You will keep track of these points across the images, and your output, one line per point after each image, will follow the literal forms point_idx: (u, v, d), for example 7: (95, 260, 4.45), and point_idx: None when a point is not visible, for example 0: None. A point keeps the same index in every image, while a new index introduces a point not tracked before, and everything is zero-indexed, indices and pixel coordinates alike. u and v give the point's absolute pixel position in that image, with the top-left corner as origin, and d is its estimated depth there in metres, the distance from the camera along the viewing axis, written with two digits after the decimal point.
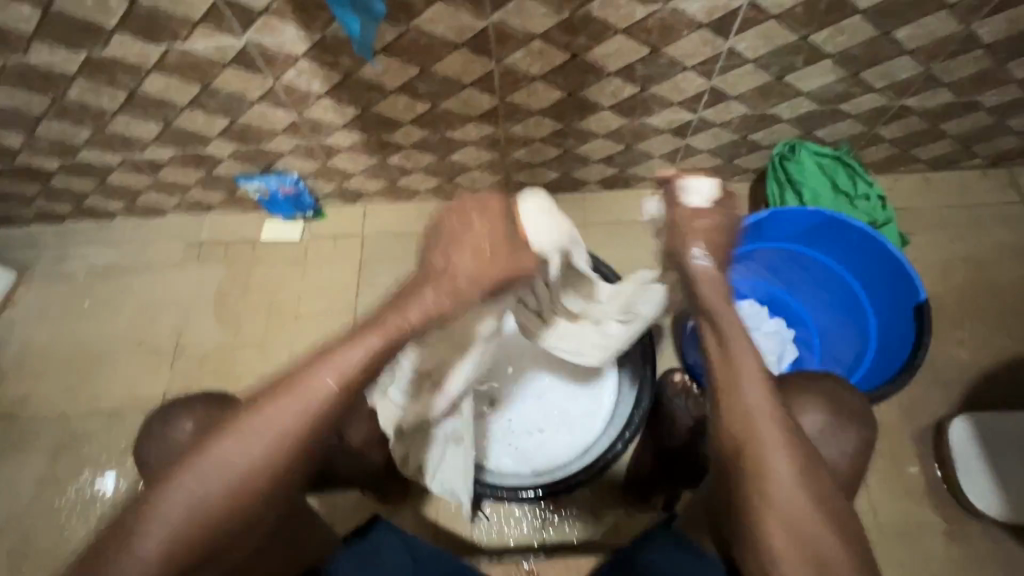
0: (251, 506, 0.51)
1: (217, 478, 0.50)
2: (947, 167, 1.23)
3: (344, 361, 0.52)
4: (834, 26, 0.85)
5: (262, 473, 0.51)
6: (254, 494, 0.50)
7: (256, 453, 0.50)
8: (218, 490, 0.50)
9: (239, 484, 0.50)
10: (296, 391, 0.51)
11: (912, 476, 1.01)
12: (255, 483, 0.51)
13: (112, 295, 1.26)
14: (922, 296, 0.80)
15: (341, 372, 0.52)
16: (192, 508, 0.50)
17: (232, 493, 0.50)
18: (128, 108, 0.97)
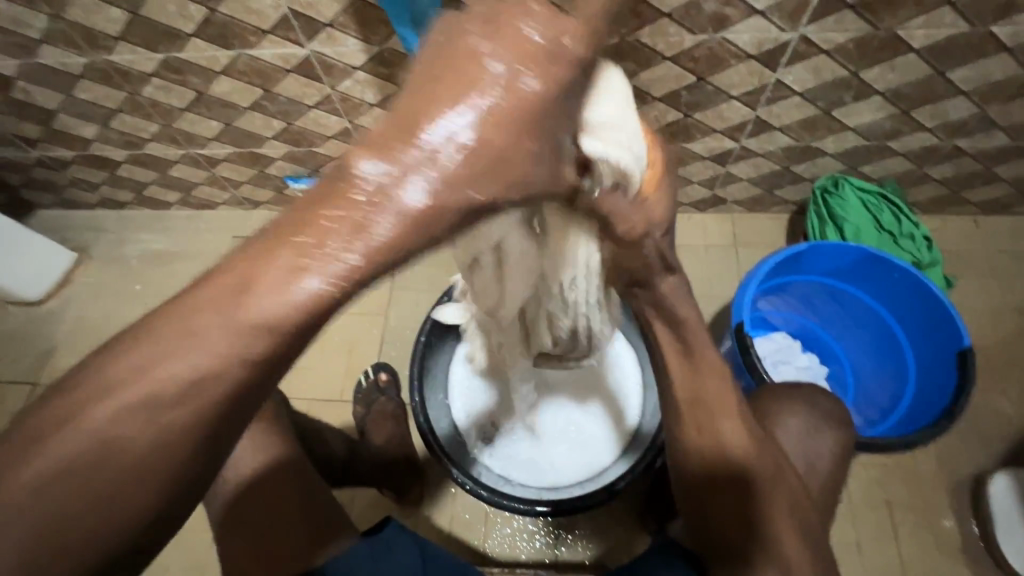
0: (139, 509, 0.33)
1: (90, 472, 0.32)
2: (999, 212, 1.19)
3: (268, 301, 0.32)
4: (886, 63, 0.84)
5: (158, 467, 0.33)
6: (147, 495, 0.33)
7: (154, 431, 0.33)
8: (103, 480, 0.33)
9: (122, 487, 0.33)
10: (197, 340, 0.32)
11: (947, 530, 0.97)
12: (147, 476, 0.33)
13: (162, 280, 1.33)
14: (965, 342, 0.78)
15: (263, 316, 0.32)
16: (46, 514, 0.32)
17: (116, 491, 0.33)
18: (195, 107, 1.03)
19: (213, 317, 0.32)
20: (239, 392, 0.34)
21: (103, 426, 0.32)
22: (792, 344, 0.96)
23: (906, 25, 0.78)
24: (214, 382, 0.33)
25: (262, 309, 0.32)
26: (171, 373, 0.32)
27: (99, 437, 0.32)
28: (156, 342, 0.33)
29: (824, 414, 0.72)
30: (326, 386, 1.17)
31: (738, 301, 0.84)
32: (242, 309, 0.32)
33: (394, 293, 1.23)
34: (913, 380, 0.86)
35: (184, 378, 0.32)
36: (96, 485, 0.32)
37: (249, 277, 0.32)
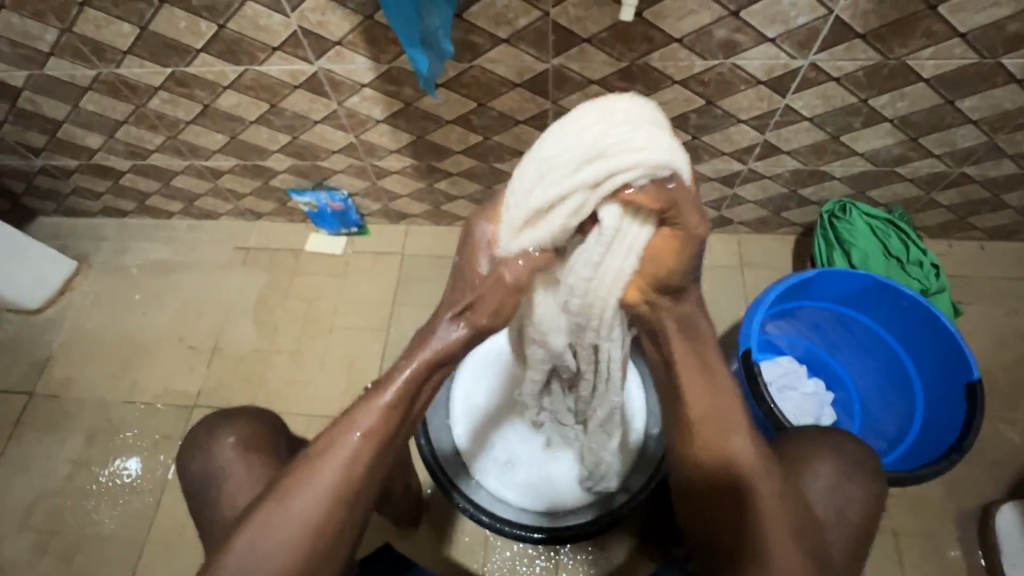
0: (333, 532, 0.52)
1: (293, 523, 0.51)
2: (1005, 238, 1.19)
3: (374, 414, 0.53)
4: (896, 91, 0.84)
5: (313, 528, 0.51)
6: (338, 521, 0.52)
7: (333, 482, 0.52)
8: (305, 522, 0.51)
9: (295, 546, 0.50)
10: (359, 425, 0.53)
11: (953, 560, 0.95)
12: (334, 511, 0.52)
13: (162, 290, 1.32)
14: (974, 374, 0.77)
15: (371, 422, 0.53)
16: (282, 549, 0.50)
17: (316, 524, 0.51)
18: (201, 119, 1.02)
19: (339, 433, 0.53)
20: (362, 471, 0.53)
21: (278, 511, 0.51)
22: (798, 368, 0.95)
23: (916, 55, 0.78)
24: (346, 468, 0.52)
25: (374, 417, 0.53)
26: (319, 469, 0.52)
27: (275, 518, 0.51)
28: (301, 458, 0.53)
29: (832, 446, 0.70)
30: (326, 401, 1.16)
31: (747, 326, 0.83)
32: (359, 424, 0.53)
33: (396, 307, 1.25)
34: (921, 410, 0.85)
35: (327, 470, 0.52)
36: (279, 551, 0.50)
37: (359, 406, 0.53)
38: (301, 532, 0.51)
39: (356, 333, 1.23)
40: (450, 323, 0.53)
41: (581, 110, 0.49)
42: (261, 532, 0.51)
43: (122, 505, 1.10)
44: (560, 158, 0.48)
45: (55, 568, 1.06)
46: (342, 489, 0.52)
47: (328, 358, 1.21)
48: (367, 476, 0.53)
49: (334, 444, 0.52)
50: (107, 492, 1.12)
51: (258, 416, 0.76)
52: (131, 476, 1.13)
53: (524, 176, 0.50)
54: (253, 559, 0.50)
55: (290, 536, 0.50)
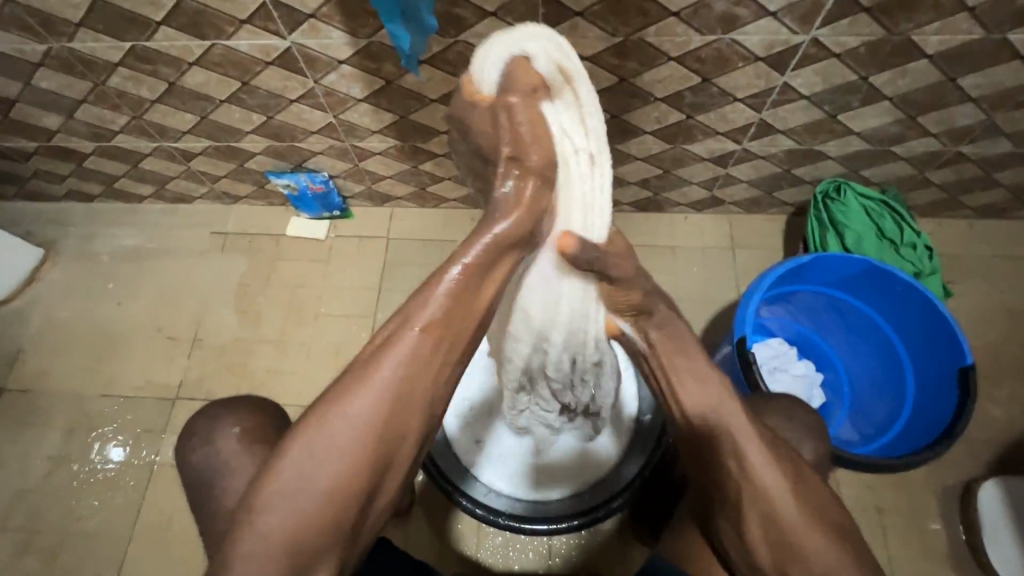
0: (393, 443, 0.46)
1: (346, 435, 0.44)
2: (995, 216, 1.19)
3: (434, 304, 0.46)
4: (898, 68, 0.81)
5: (379, 433, 0.45)
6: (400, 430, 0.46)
7: (390, 383, 0.45)
8: (361, 425, 0.44)
9: (359, 451, 0.44)
10: (413, 322, 0.46)
11: (935, 533, 0.98)
12: (397, 418, 0.45)
13: (137, 278, 1.27)
14: (966, 359, 0.77)
15: (429, 316, 0.46)
16: (334, 462, 0.44)
17: (375, 430, 0.44)
18: (167, 98, 0.96)
19: (394, 331, 0.46)
20: (426, 370, 0.46)
21: (338, 414, 0.44)
22: (789, 351, 0.95)
23: (920, 31, 0.75)
24: (407, 366, 0.45)
25: (432, 311, 0.46)
26: (376, 370, 0.45)
27: (332, 422, 0.44)
28: (352, 368, 0.46)
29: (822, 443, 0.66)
30: (312, 391, 1.14)
31: (741, 313, 0.81)
32: (417, 317, 0.46)
33: (383, 293, 1.21)
34: (912, 394, 0.85)
35: (384, 371, 0.45)
36: (333, 465, 0.44)
37: (413, 299, 0.46)
38: (366, 435, 0.44)
39: (342, 320, 1.20)
40: (506, 183, 0.48)
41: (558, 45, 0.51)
42: (315, 440, 0.44)
43: (105, 500, 1.08)
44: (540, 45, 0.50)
45: (38, 566, 1.04)
46: (400, 394, 0.45)
47: (314, 346, 1.18)
48: (426, 381, 0.46)
49: (391, 343, 0.46)
50: (88, 488, 1.09)
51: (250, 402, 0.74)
52: (112, 471, 1.10)
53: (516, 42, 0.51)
54: (308, 469, 0.43)
55: (348, 442, 0.44)
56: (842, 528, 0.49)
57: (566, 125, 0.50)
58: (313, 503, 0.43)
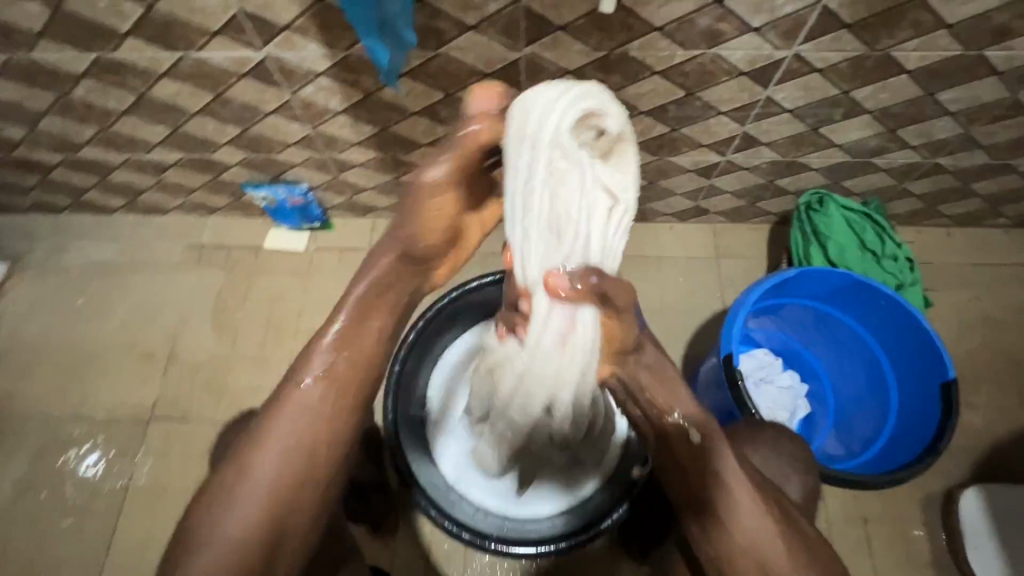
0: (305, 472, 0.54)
1: (265, 469, 0.53)
2: (972, 224, 1.21)
3: (322, 353, 0.57)
4: (879, 83, 0.81)
5: (278, 484, 0.53)
6: (313, 459, 0.55)
7: (299, 422, 0.55)
8: (278, 458, 0.53)
9: (259, 501, 0.52)
10: (306, 369, 0.56)
11: (918, 540, 0.99)
12: (309, 448, 0.55)
13: (108, 293, 1.22)
14: (949, 374, 0.78)
15: (320, 366, 0.56)
16: (257, 494, 0.52)
17: (292, 460, 0.54)
18: (137, 110, 0.92)
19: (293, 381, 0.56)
20: (323, 414, 0.56)
21: (240, 471, 0.53)
22: (774, 362, 0.95)
23: (901, 47, 0.75)
24: (308, 405, 0.55)
25: (319, 363, 0.56)
26: (284, 413, 0.55)
27: (234, 477, 0.53)
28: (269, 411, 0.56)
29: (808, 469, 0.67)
30: None
31: (728, 331, 0.80)
32: (307, 372, 0.56)
33: None
34: (896, 406, 0.86)
35: (283, 422, 0.55)
36: (256, 495, 0.52)
37: (303, 360, 0.57)
38: (270, 487, 0.52)
39: None
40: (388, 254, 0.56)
41: (601, 88, 0.47)
42: (221, 494, 0.52)
43: (75, 527, 1.04)
44: (585, 93, 0.46)
45: None
46: (305, 428, 0.55)
47: (295, 362, 1.15)
48: (326, 416, 0.56)
49: (284, 400, 0.55)
50: (57, 515, 1.05)
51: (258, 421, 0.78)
52: (82, 496, 1.06)
53: (549, 90, 0.46)
54: (216, 519, 0.51)
55: (264, 475, 0.53)
56: (826, 569, 0.51)
57: (596, 174, 0.47)
58: (224, 549, 0.50)
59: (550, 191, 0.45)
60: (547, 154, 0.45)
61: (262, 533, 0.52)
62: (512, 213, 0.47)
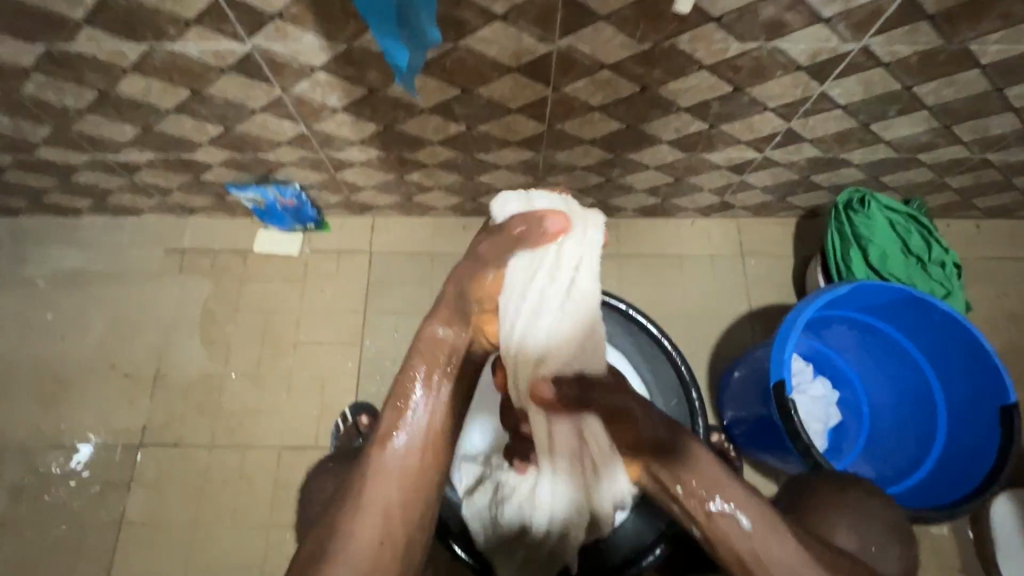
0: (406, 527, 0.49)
1: (372, 516, 0.48)
2: (1001, 216, 1.16)
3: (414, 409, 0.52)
4: (946, 78, 0.73)
5: (373, 555, 0.47)
6: (417, 512, 0.50)
7: (404, 469, 0.50)
8: (385, 505, 0.49)
9: (351, 571, 0.46)
10: (405, 413, 0.52)
11: (947, 546, 0.97)
12: (413, 501, 0.50)
13: (81, 305, 1.11)
14: (1010, 398, 0.74)
15: (411, 425, 0.52)
16: (362, 545, 0.47)
17: (395, 510, 0.49)
18: (99, 108, 0.79)
19: (393, 420, 0.52)
20: (418, 480, 0.50)
21: (332, 531, 0.48)
22: (808, 369, 0.91)
23: (981, 40, 0.67)
24: (412, 452, 0.51)
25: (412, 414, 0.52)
26: (386, 456, 0.50)
27: (327, 543, 0.47)
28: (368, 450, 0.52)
29: (889, 525, 0.63)
30: (298, 430, 1.03)
31: (778, 356, 0.75)
32: (397, 433, 0.51)
33: (367, 315, 1.10)
34: (943, 422, 0.82)
35: (379, 484, 0.49)
36: (360, 548, 0.47)
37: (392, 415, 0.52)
38: (363, 557, 0.46)
39: (324, 348, 1.08)
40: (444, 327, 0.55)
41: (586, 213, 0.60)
42: (314, 561, 0.46)
43: (67, 563, 0.96)
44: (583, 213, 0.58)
45: None
46: (412, 474, 0.50)
47: (295, 379, 1.06)
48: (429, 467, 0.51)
49: (374, 461, 0.50)
50: (46, 552, 0.97)
51: (334, 455, 0.76)
52: (72, 530, 0.98)
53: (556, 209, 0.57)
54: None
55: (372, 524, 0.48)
56: None
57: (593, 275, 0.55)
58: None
59: (567, 291, 0.53)
60: (556, 257, 0.53)
61: None
62: (521, 329, 0.53)
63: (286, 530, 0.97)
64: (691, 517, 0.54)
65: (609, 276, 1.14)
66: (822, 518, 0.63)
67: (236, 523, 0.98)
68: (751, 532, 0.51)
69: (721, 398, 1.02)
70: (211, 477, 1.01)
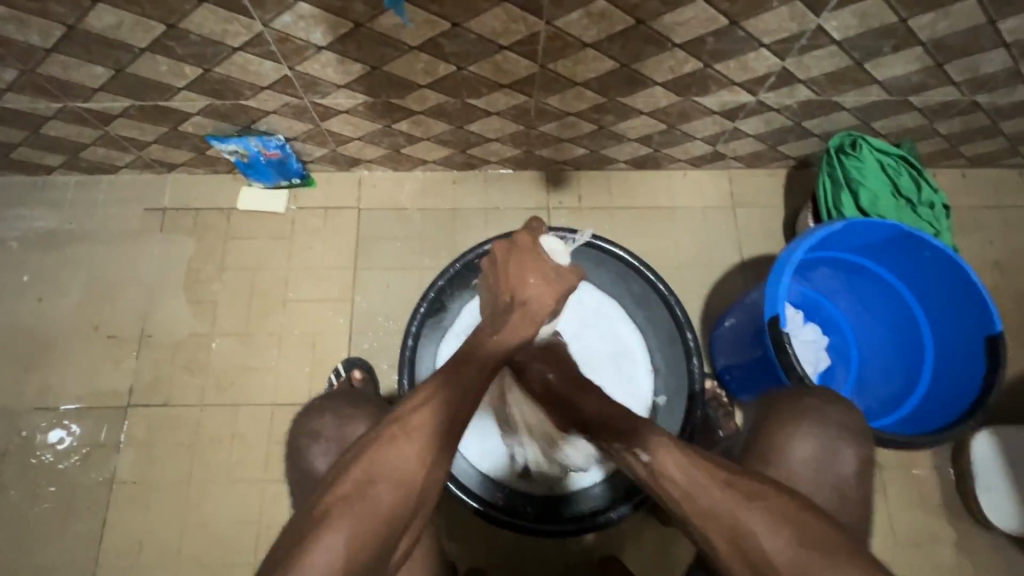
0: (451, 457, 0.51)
1: (427, 446, 0.49)
2: (987, 164, 1.17)
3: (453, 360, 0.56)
4: (942, 9, 0.73)
5: (421, 476, 0.48)
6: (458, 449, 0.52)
7: (460, 412, 0.52)
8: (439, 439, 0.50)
9: (397, 493, 0.47)
10: (461, 369, 0.55)
11: (929, 483, 1.01)
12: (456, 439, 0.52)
13: (58, 267, 1.07)
14: (996, 327, 0.76)
15: (450, 370, 0.55)
16: (413, 473, 0.48)
17: (444, 445, 0.50)
18: (68, 47, 0.75)
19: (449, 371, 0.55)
20: (455, 413, 0.52)
21: (379, 450, 0.48)
22: (799, 314, 0.91)
23: None
24: (468, 401, 0.54)
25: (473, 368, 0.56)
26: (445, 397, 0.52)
27: (377, 466, 0.48)
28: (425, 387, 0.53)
29: (842, 428, 0.65)
30: (290, 388, 1.02)
31: (772, 293, 0.76)
32: (458, 381, 0.54)
33: (357, 271, 1.08)
34: (931, 358, 0.84)
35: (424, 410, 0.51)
36: (409, 473, 0.48)
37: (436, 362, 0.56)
38: (414, 476, 0.48)
39: (315, 304, 1.06)
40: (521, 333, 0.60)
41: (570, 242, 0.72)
42: (366, 484, 0.47)
43: (59, 525, 0.95)
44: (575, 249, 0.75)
45: None
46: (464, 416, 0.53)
47: (285, 337, 1.05)
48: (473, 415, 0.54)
49: (416, 394, 0.52)
50: (36, 514, 0.96)
51: (355, 395, 0.75)
52: (61, 493, 0.96)
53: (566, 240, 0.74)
54: (356, 502, 0.46)
55: (425, 453, 0.49)
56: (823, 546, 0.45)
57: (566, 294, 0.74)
58: (362, 534, 0.45)
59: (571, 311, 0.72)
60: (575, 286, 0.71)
61: (401, 516, 0.47)
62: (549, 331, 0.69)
63: (282, 485, 0.97)
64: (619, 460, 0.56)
65: (602, 228, 1.13)
66: (770, 440, 0.65)
67: (230, 480, 0.97)
68: (649, 464, 0.51)
69: (712, 347, 1.03)
70: (204, 435, 0.99)
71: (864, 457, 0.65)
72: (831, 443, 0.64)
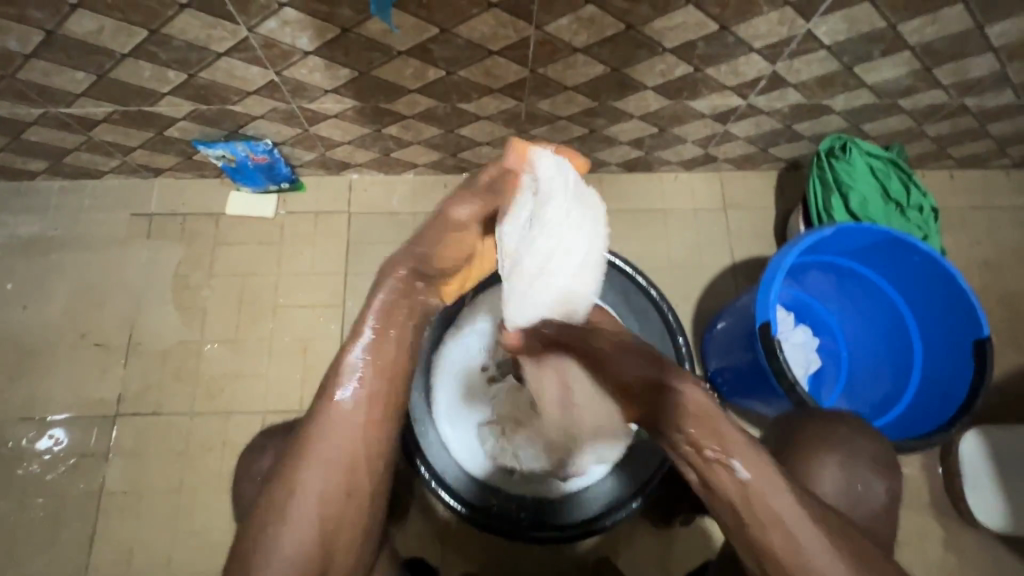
0: (362, 482, 0.51)
1: (323, 479, 0.49)
2: (975, 165, 1.18)
3: (356, 371, 0.52)
4: (930, 14, 0.73)
5: (323, 511, 0.48)
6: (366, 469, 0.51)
7: (355, 435, 0.51)
8: (334, 470, 0.49)
9: (303, 533, 0.47)
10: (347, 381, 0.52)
11: (918, 483, 1.02)
12: (360, 458, 0.51)
13: (42, 274, 1.05)
14: (984, 332, 0.76)
15: (356, 382, 0.52)
16: (313, 510, 0.48)
17: (345, 471, 0.50)
18: (47, 53, 0.74)
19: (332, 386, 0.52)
20: (364, 435, 0.51)
21: (288, 485, 0.48)
22: (790, 318, 0.92)
23: None
24: (361, 420, 0.51)
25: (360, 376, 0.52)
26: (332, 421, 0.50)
27: (278, 509, 0.48)
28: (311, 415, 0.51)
29: (835, 437, 0.66)
30: (280, 395, 1.01)
31: (762, 299, 0.77)
32: (344, 393, 0.51)
33: (348, 276, 1.07)
34: (921, 361, 0.85)
35: (326, 439, 0.50)
36: (311, 509, 0.48)
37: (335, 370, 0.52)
38: (319, 511, 0.48)
39: (305, 309, 1.05)
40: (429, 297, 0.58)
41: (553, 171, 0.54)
42: (265, 528, 0.47)
43: (46, 536, 0.94)
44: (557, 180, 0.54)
45: None
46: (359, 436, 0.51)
47: (276, 343, 1.04)
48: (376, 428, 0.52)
49: (322, 417, 0.51)
50: (23, 526, 0.94)
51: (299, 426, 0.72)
52: (49, 504, 0.95)
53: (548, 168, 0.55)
54: (269, 543, 0.47)
55: (320, 486, 0.48)
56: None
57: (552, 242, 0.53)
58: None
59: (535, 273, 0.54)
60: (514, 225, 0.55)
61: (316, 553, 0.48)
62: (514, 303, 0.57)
63: None
64: (688, 461, 0.49)
65: None
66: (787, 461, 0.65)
67: (222, 489, 0.96)
68: (745, 483, 0.46)
69: (704, 349, 1.03)
70: (194, 443, 0.98)
71: (852, 463, 0.65)
72: (848, 468, 0.65)
